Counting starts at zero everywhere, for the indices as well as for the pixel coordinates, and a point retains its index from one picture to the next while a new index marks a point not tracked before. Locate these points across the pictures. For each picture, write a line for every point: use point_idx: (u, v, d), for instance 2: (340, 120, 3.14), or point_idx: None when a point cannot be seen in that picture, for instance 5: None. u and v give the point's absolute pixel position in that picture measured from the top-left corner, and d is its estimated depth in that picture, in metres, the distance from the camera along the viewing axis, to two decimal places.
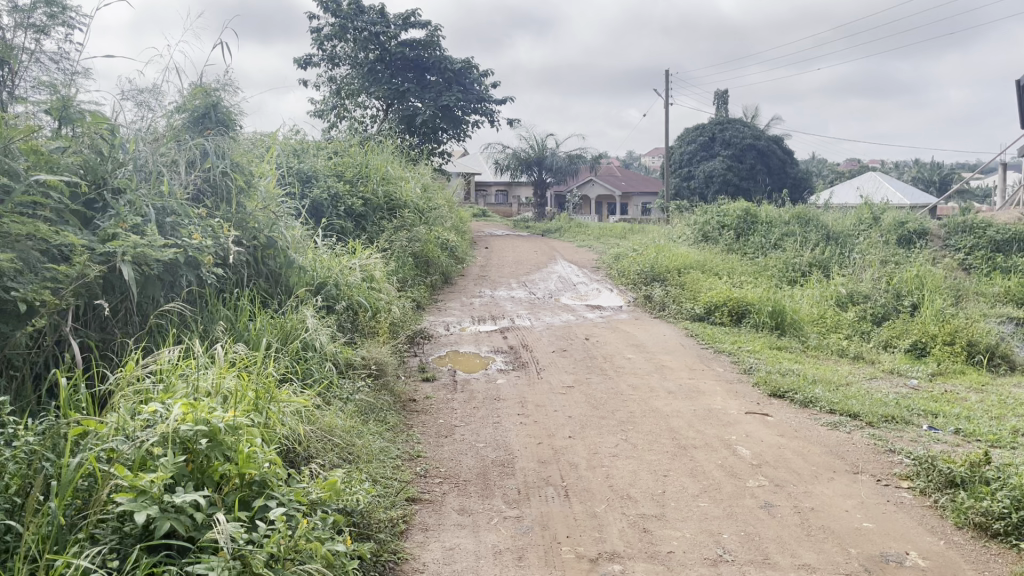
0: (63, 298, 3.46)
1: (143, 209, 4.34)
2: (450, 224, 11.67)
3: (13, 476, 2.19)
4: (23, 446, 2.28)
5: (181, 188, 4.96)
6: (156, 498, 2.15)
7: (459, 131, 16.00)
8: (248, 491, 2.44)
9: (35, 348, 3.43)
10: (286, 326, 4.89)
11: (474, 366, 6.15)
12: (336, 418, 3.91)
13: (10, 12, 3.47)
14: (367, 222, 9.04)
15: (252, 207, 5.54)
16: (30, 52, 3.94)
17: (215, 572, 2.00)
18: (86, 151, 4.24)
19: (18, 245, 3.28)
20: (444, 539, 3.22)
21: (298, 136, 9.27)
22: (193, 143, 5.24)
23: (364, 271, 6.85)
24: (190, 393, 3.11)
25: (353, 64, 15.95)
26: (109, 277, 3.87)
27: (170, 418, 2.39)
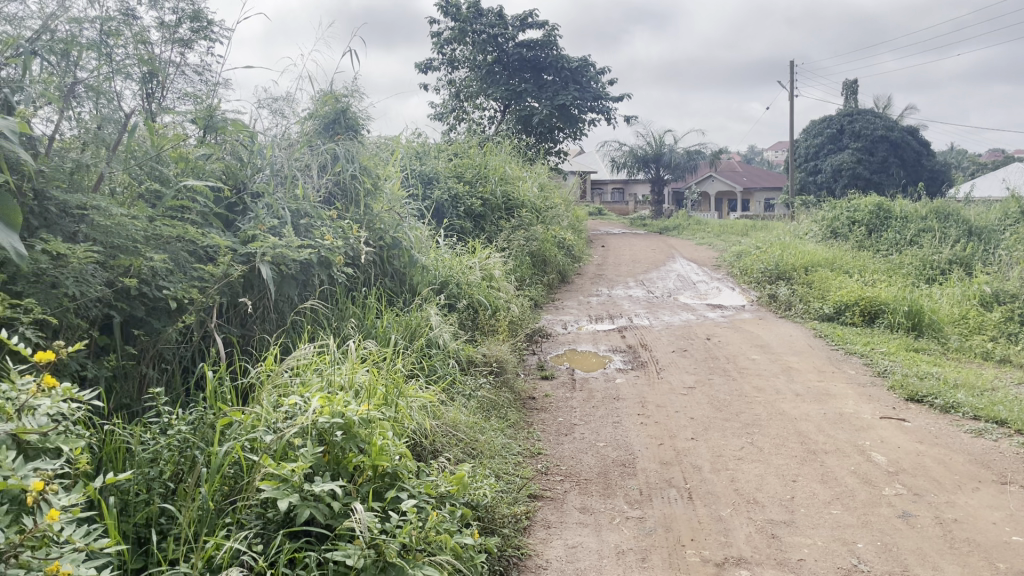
0: (210, 296, 3.69)
1: (280, 212, 4.62)
2: (567, 224, 11.67)
3: (167, 462, 2.35)
4: (176, 435, 2.43)
5: (312, 192, 5.20)
6: (297, 486, 2.25)
7: (576, 131, 15.98)
8: (381, 482, 2.53)
9: (184, 342, 3.67)
10: (411, 324, 5.04)
11: (593, 365, 6.14)
12: (459, 414, 3.99)
13: (158, 29, 3.70)
14: (486, 222, 9.18)
15: (378, 209, 5.74)
16: (176, 66, 4.15)
17: (351, 559, 2.08)
18: (228, 157, 4.51)
19: (169, 246, 3.52)
20: (566, 536, 3.24)
21: (419, 139, 9.54)
22: (325, 148, 5.51)
23: (483, 270, 6.95)
24: (326, 387, 3.27)
25: (471, 67, 16.18)
26: (249, 276, 4.10)
27: (309, 410, 2.50)
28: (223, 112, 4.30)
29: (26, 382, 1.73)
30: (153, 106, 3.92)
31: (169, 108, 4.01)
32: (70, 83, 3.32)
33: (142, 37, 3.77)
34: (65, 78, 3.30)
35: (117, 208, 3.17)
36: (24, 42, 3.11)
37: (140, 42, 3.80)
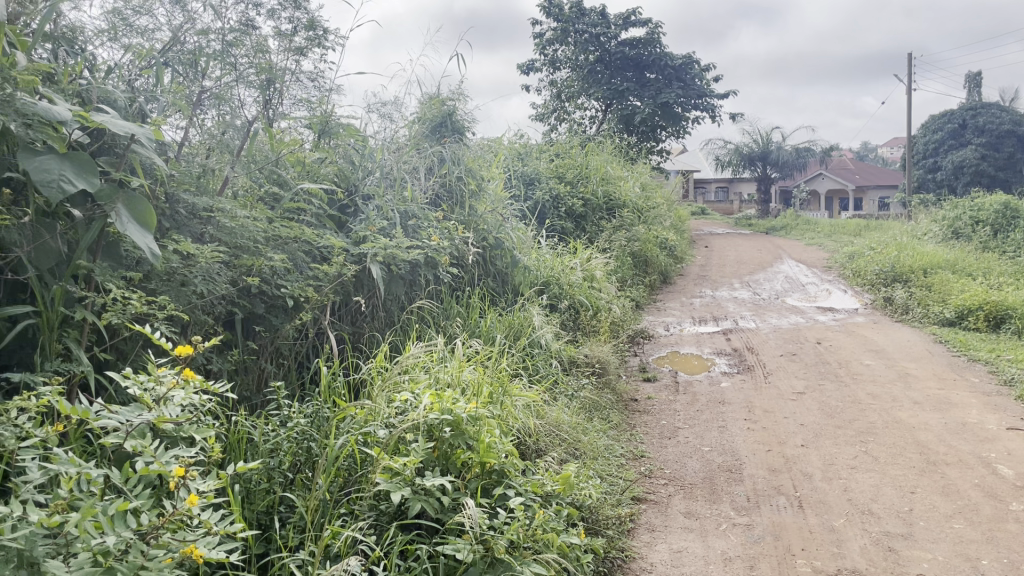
0: (324, 295, 3.83)
1: (389, 214, 4.75)
2: (669, 224, 11.52)
3: (286, 453, 2.45)
4: (294, 427, 2.54)
5: (419, 193, 5.33)
6: (409, 480, 2.32)
7: (679, 129, 15.74)
8: (488, 479, 2.57)
9: (300, 338, 3.81)
10: (515, 324, 5.09)
11: (696, 368, 6.04)
12: (563, 414, 4.01)
13: (275, 38, 3.87)
14: (587, 222, 9.17)
15: (481, 210, 5.82)
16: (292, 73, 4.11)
17: (461, 553, 2.13)
18: (341, 161, 4.67)
19: (287, 247, 3.69)
20: (671, 540, 3.21)
21: (522, 140, 9.63)
22: (432, 151, 5.64)
23: (585, 271, 6.95)
24: (434, 384, 3.35)
25: (573, 67, 16.14)
26: (361, 276, 4.22)
27: (420, 406, 2.57)
28: (336, 116, 4.43)
29: (169, 374, 1.84)
30: (271, 112, 4.02)
31: (287, 114, 4.12)
32: (198, 92, 3.52)
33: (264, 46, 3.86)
34: (192, 87, 3.51)
35: (240, 210, 3.34)
36: (156, 55, 3.34)
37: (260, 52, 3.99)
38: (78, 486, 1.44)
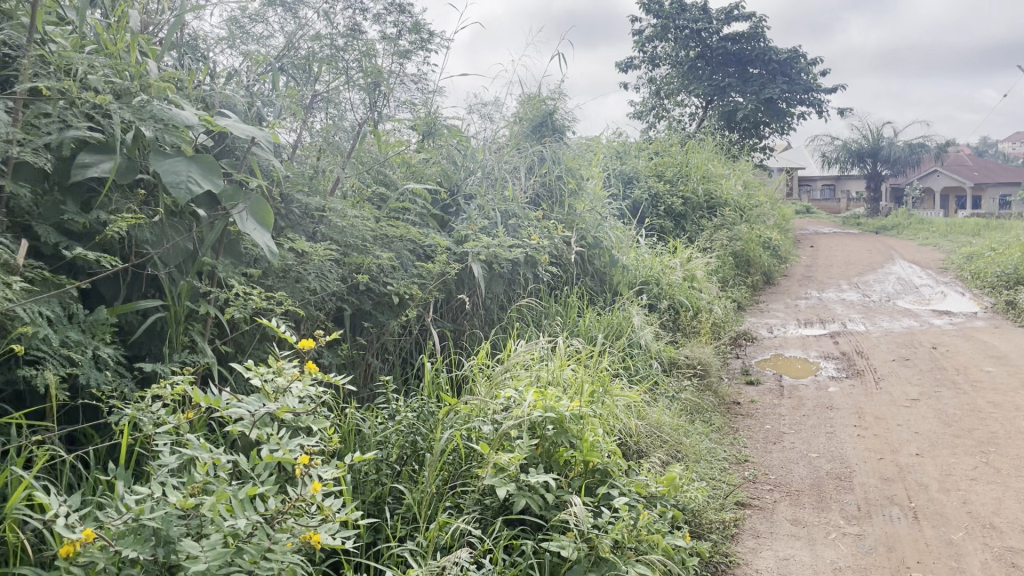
0: (428, 292, 3.91)
1: (490, 214, 4.81)
2: (773, 224, 11.21)
3: (394, 446, 2.52)
4: (402, 421, 2.60)
5: (520, 193, 5.38)
6: (513, 476, 2.35)
7: (784, 126, 15.28)
8: (591, 478, 2.56)
9: (405, 335, 3.90)
10: (614, 324, 5.07)
11: (801, 371, 5.86)
12: (664, 415, 3.96)
13: (382, 41, 3.97)
14: (687, 221, 9.04)
15: (581, 209, 5.81)
16: (397, 76, 4.13)
17: (566, 550, 2.15)
18: (444, 161, 4.76)
19: (393, 245, 3.78)
20: (777, 547, 3.13)
21: (620, 138, 9.59)
22: (533, 150, 5.67)
23: (685, 271, 6.85)
24: (535, 382, 3.37)
25: (672, 64, 15.87)
26: (463, 274, 4.29)
27: (524, 404, 2.60)
28: (439, 117, 4.49)
29: (291, 367, 1.92)
30: (377, 114, 4.08)
31: (393, 116, 4.17)
32: (311, 95, 3.66)
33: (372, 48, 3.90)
34: (305, 91, 3.64)
35: (350, 209, 3.45)
36: (272, 60, 3.50)
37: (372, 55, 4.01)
38: (211, 470, 1.53)
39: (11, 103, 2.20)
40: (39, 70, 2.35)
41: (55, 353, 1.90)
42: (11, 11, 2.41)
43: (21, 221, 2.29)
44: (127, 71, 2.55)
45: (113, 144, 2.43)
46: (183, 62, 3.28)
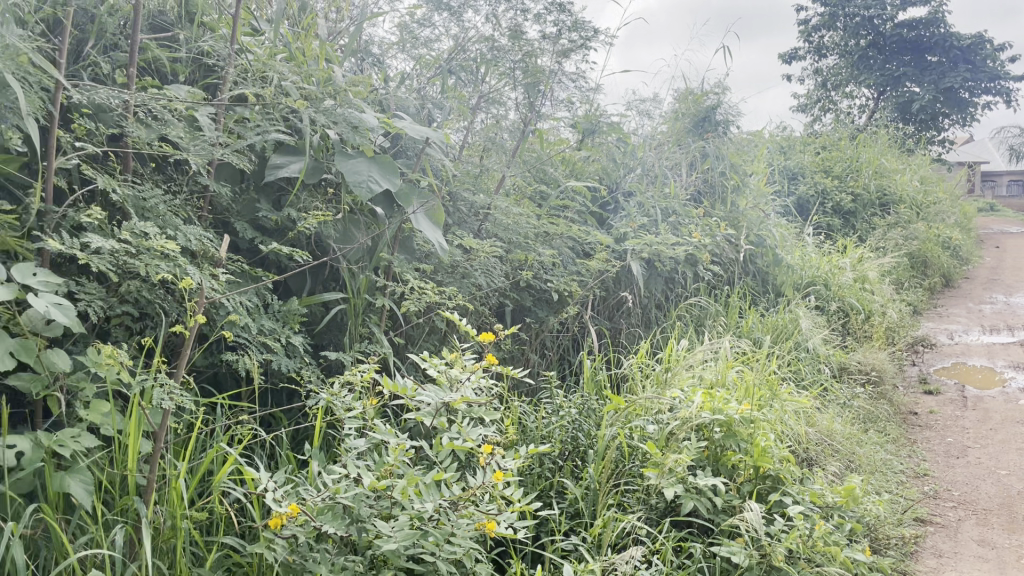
0: (588, 290, 3.91)
1: (649, 211, 4.77)
2: (954, 222, 10.41)
3: (557, 441, 2.53)
4: (565, 417, 2.61)
5: (681, 189, 5.28)
6: (681, 478, 2.31)
7: (967, 117, 14.16)
8: (762, 484, 2.47)
9: (565, 330, 3.92)
10: (779, 326, 4.89)
11: (987, 382, 5.41)
12: (834, 422, 3.77)
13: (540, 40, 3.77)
14: (856, 220, 8.57)
15: (744, 207, 5.63)
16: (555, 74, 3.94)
17: (737, 556, 2.10)
18: (604, 159, 4.75)
19: (554, 242, 3.82)
20: (963, 569, 2.90)
21: (784, 133, 9.24)
22: (695, 146, 5.55)
23: (855, 271, 6.49)
24: (697, 382, 3.29)
25: (840, 54, 15.00)
26: (622, 272, 4.26)
27: (691, 405, 2.54)
28: (600, 116, 4.45)
29: (471, 361, 1.97)
30: (534, 114, 3.99)
31: (551, 115, 4.06)
32: (477, 97, 3.75)
33: (526, 49, 3.77)
34: (472, 93, 3.74)
35: (514, 207, 3.51)
36: (442, 63, 3.60)
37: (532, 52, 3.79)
38: (400, 454, 1.59)
39: (217, 110, 2.40)
40: (239, 79, 2.56)
41: (253, 340, 2.06)
42: (215, 25, 2.62)
43: (222, 218, 2.49)
44: (313, 77, 2.72)
45: (302, 146, 2.61)
46: (358, 69, 3.45)
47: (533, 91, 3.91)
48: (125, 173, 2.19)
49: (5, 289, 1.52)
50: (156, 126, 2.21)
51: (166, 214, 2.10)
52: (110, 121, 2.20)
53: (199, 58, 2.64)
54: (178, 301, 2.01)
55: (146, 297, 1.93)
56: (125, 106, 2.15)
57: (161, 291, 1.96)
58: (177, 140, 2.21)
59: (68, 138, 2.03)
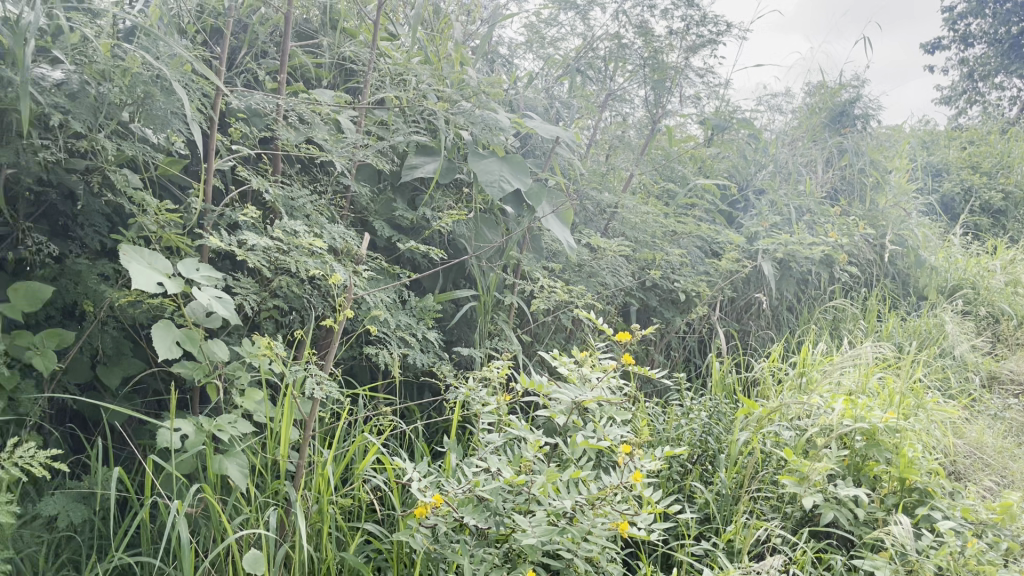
0: (716, 290, 3.83)
1: (782, 209, 4.62)
2: None
3: (688, 443, 2.48)
4: (696, 419, 2.56)
5: (816, 186, 5.09)
6: (820, 487, 2.22)
7: None
8: (908, 497, 2.34)
9: (692, 331, 3.85)
10: (922, 330, 4.63)
11: None
12: (985, 434, 3.53)
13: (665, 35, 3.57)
14: (1009, 219, 8.00)
15: (885, 205, 5.36)
16: (682, 70, 3.72)
17: (881, 572, 2.00)
18: (735, 156, 4.64)
19: (682, 241, 3.75)
20: None
21: (928, 127, 8.74)
22: (832, 142, 5.34)
23: (1009, 274, 6.05)
24: (835, 387, 3.16)
25: (987, 40, 13.52)
26: (752, 272, 4.14)
27: (831, 411, 2.44)
28: (730, 113, 4.31)
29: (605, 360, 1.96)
30: (657, 111, 3.86)
31: (678, 112, 3.90)
32: (605, 95, 3.72)
33: (651, 45, 3.59)
34: (600, 91, 3.71)
35: (642, 206, 3.47)
36: (570, 63, 3.59)
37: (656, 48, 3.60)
38: (538, 449, 1.61)
39: (358, 113, 2.49)
40: (379, 83, 2.65)
41: (392, 335, 2.13)
42: (355, 29, 2.71)
43: (361, 217, 2.59)
44: (448, 79, 2.79)
45: (437, 146, 2.69)
46: (488, 69, 3.50)
47: (660, 88, 3.73)
48: (274, 174, 2.32)
49: (175, 283, 1.64)
50: (303, 129, 2.32)
51: (312, 214, 2.21)
52: (262, 125, 2.33)
53: (342, 63, 2.75)
54: (323, 297, 2.12)
55: (295, 292, 2.04)
56: (275, 111, 2.27)
57: (309, 287, 2.07)
58: (323, 142, 2.31)
59: (225, 141, 2.17)
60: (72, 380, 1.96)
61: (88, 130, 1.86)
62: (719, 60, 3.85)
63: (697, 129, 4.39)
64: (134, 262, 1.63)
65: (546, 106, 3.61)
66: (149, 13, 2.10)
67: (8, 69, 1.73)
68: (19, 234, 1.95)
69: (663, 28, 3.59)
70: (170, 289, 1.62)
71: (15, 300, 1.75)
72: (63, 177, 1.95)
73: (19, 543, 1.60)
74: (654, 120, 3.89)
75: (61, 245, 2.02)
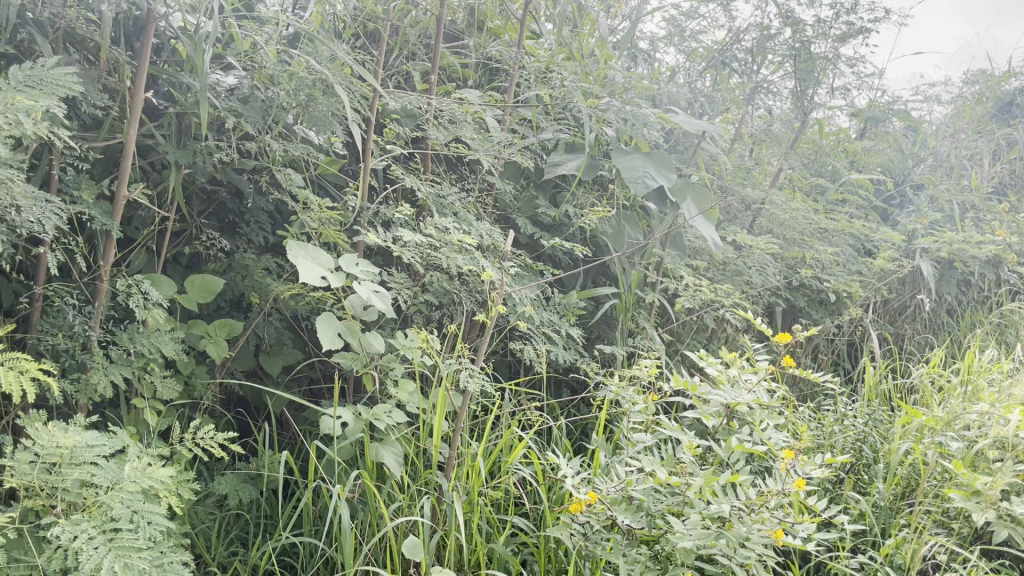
0: (869, 290, 3.63)
1: (944, 206, 4.32)
2: None
3: (842, 451, 2.37)
4: (852, 426, 2.43)
5: (981, 181, 4.75)
6: (992, 503, 2.05)
7: None
8: None
9: (842, 333, 3.67)
10: None
11: None
12: None
13: (812, 26, 3.39)
14: None
15: None
16: (832, 61, 3.53)
17: None
18: (891, 149, 4.38)
19: (833, 239, 3.58)
20: None
21: None
22: (1000, 133, 4.96)
23: None
24: (1006, 397, 2.92)
25: None
26: (909, 272, 3.90)
27: (1006, 422, 2.25)
28: (886, 104, 4.07)
29: (758, 362, 1.88)
30: (805, 104, 3.69)
31: (828, 104, 3.73)
32: (751, 88, 3.59)
33: (800, 36, 3.41)
34: (745, 84, 3.58)
35: (792, 201, 3.34)
36: (715, 55, 3.51)
37: (804, 39, 3.42)
38: (691, 451, 1.57)
39: (504, 112, 2.52)
40: (525, 80, 2.67)
41: (537, 331, 2.15)
42: (499, 29, 2.72)
43: (505, 214, 2.62)
44: (591, 76, 2.75)
45: (581, 143, 2.68)
46: (630, 65, 3.44)
47: (808, 79, 3.56)
48: (424, 172, 2.38)
49: (336, 277, 1.72)
50: (452, 128, 2.37)
51: (460, 211, 2.25)
52: (413, 125, 2.39)
53: (487, 63, 2.78)
54: (471, 292, 2.16)
55: (445, 287, 2.09)
56: (427, 111, 2.33)
57: (458, 283, 2.11)
58: (470, 141, 2.35)
59: (380, 141, 2.24)
60: (239, 368, 2.08)
61: (256, 132, 1.97)
62: (872, 49, 3.64)
63: (849, 122, 4.18)
64: (300, 257, 1.71)
65: (690, 100, 3.52)
66: (311, 19, 2.20)
67: (189, 77, 1.87)
68: (193, 230, 2.09)
69: (812, 17, 3.41)
70: (332, 283, 1.70)
71: (191, 291, 1.87)
72: (233, 177, 2.07)
73: (194, 518, 1.72)
74: (802, 113, 3.72)
75: (231, 240, 2.15)
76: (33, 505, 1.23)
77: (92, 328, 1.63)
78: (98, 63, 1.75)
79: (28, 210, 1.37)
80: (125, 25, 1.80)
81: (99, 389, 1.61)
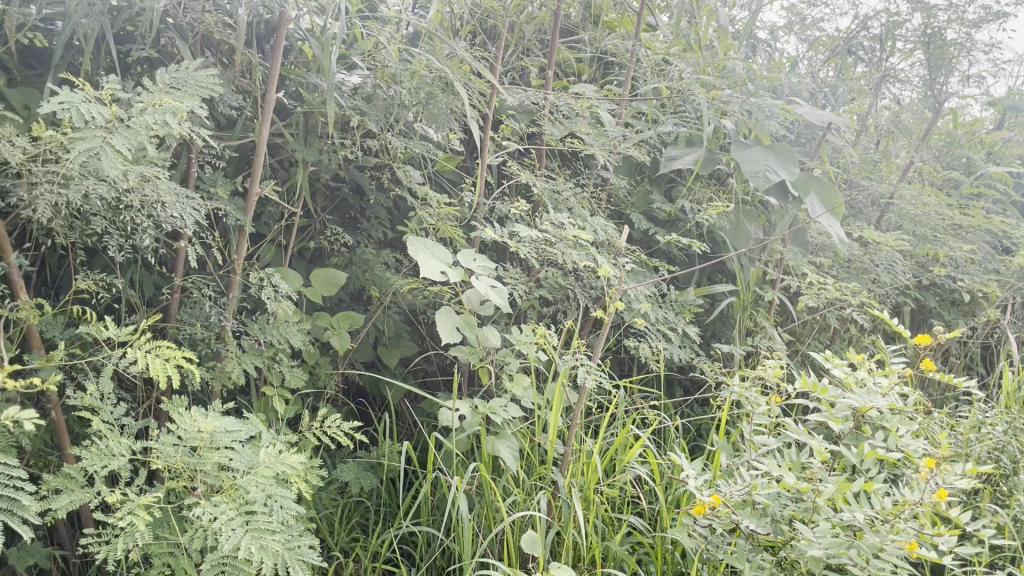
0: (1008, 290, 3.40)
1: None
2: None
3: (978, 460, 2.23)
4: (990, 434, 2.28)
5: None
6: None
7: None
8: None
9: (977, 336, 3.46)
10: None
11: None
12: None
13: (945, 10, 3.20)
14: None
15: None
16: (967, 47, 3.32)
17: None
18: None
19: (968, 235, 3.37)
20: None
21: None
22: None
23: None
24: None
25: None
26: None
27: None
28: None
29: (890, 364, 1.78)
30: (937, 92, 3.49)
31: (963, 93, 3.51)
32: (878, 77, 3.42)
33: (933, 22, 3.20)
34: (873, 73, 3.41)
35: (923, 195, 3.16)
36: (839, 44, 3.32)
37: (935, 25, 3.23)
38: (821, 456, 1.52)
39: (619, 106, 2.48)
40: (641, 74, 2.63)
41: (653, 328, 2.11)
42: (614, 22, 2.68)
43: (619, 210, 2.59)
44: (709, 68, 2.63)
45: (699, 137, 2.61)
46: (749, 55, 3.32)
47: (941, 67, 3.36)
48: (539, 168, 2.38)
49: (455, 272, 1.74)
50: (567, 124, 2.36)
51: (575, 207, 2.24)
52: (528, 121, 2.39)
53: (602, 57, 2.75)
54: (586, 288, 2.15)
55: (560, 283, 2.09)
56: (543, 106, 2.33)
57: (573, 279, 2.10)
58: (585, 136, 2.32)
59: (496, 137, 2.26)
60: (360, 359, 2.14)
61: (378, 130, 2.01)
62: (1011, 34, 3.42)
63: (987, 111, 3.92)
64: (420, 252, 1.74)
65: (813, 91, 3.37)
66: (430, 18, 2.22)
67: (316, 77, 1.93)
68: (317, 225, 2.16)
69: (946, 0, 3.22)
70: (451, 277, 1.72)
71: (317, 285, 1.93)
72: (356, 174, 2.13)
73: (319, 504, 1.79)
74: (933, 103, 3.53)
75: (352, 236, 2.21)
76: (177, 485, 1.31)
77: (226, 318, 1.71)
78: (232, 65, 1.83)
79: (173, 206, 1.44)
80: (257, 29, 1.87)
81: (233, 376, 1.69)
